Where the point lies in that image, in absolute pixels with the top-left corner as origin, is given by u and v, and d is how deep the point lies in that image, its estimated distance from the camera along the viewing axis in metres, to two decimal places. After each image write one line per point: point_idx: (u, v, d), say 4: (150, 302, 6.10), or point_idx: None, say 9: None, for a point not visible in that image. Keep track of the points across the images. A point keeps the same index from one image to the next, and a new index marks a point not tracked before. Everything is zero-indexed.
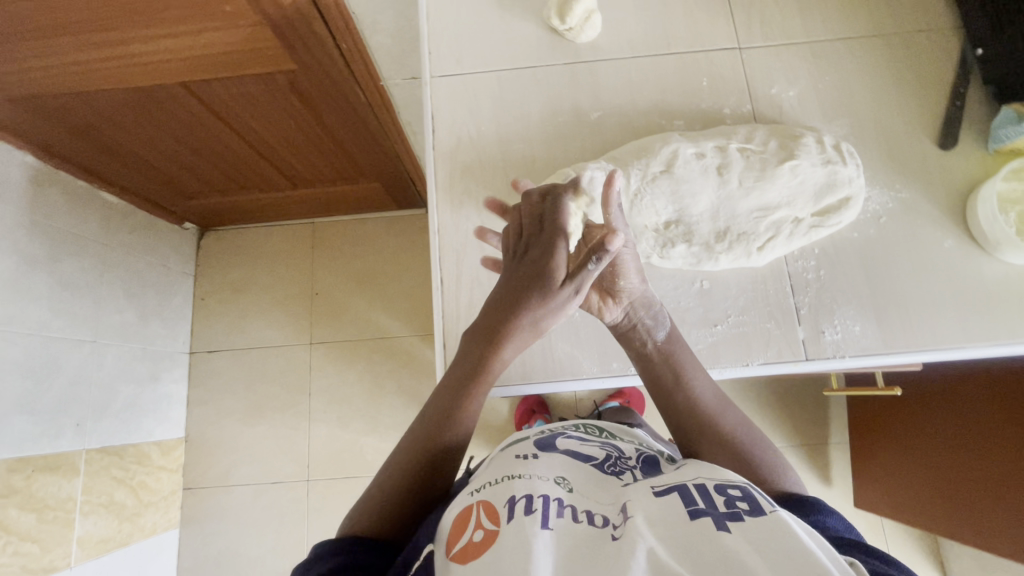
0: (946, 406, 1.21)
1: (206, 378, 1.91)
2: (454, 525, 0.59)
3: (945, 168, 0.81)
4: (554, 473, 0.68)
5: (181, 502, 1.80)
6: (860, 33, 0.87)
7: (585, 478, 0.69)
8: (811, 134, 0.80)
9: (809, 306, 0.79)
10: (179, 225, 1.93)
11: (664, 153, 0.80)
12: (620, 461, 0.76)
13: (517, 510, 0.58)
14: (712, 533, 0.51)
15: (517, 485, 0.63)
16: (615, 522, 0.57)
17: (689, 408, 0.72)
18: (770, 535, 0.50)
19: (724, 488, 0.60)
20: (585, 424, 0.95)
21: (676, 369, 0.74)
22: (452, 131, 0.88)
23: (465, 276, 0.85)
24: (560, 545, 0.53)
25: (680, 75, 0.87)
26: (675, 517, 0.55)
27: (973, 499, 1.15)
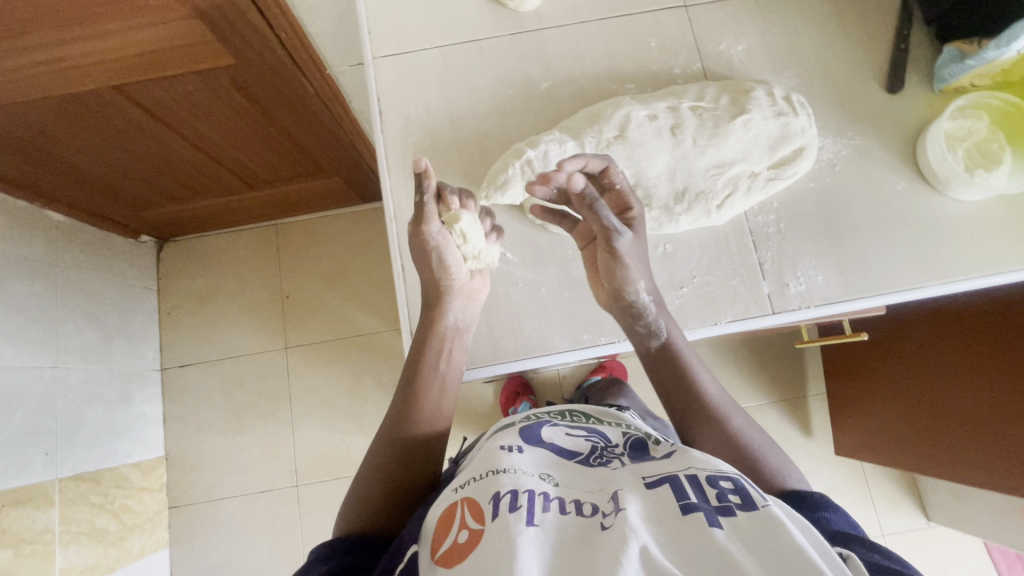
0: (916, 348, 1.23)
1: (182, 393, 1.87)
2: (441, 522, 0.61)
3: (895, 112, 0.81)
4: (542, 469, 0.69)
5: (168, 522, 1.76)
6: None
7: (574, 471, 0.69)
8: (761, 87, 0.79)
9: (770, 260, 0.79)
10: (134, 238, 1.86)
11: (617, 118, 0.79)
12: (607, 451, 0.76)
13: (502, 506, 0.58)
14: (704, 529, 0.53)
15: (502, 481, 0.63)
16: (606, 509, 0.59)
17: (689, 411, 0.75)
18: (761, 534, 0.52)
19: (716, 480, 0.60)
20: (571, 410, 0.94)
21: (678, 372, 0.76)
22: (398, 112, 0.84)
23: None
24: (548, 541, 0.54)
25: (628, 39, 0.85)
26: (667, 510, 0.56)
27: (950, 433, 1.19)
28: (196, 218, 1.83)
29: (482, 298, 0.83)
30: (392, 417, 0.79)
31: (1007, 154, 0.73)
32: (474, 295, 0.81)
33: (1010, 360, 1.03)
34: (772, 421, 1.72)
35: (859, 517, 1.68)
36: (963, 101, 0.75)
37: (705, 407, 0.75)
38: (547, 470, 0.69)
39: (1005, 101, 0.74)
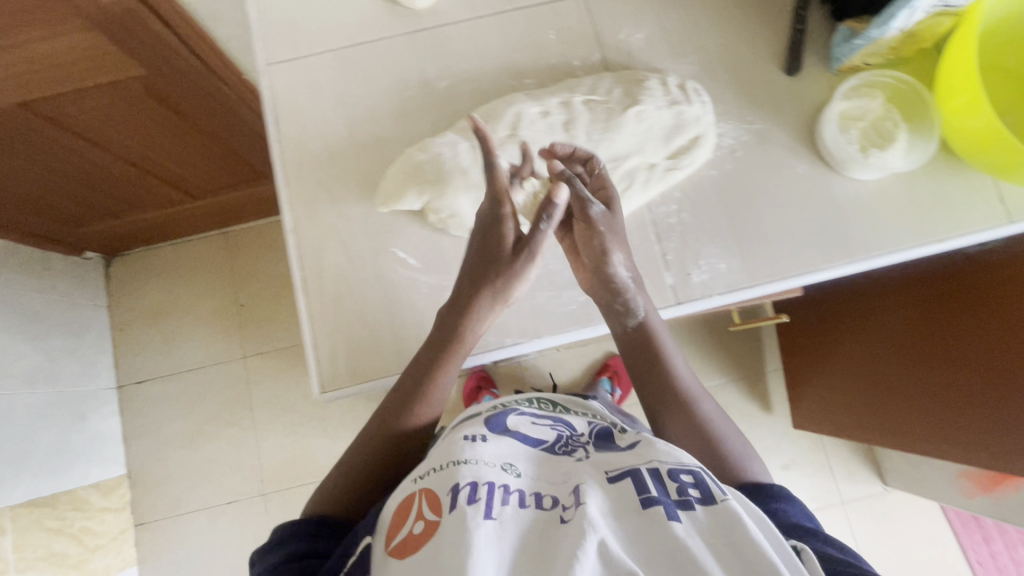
0: (866, 320, 1.18)
1: (143, 410, 1.84)
2: (396, 514, 0.58)
3: (799, 94, 0.75)
4: (504, 455, 0.64)
5: (134, 539, 1.75)
6: None
7: (539, 463, 0.65)
8: (655, 76, 0.72)
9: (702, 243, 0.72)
10: (79, 255, 1.82)
11: (508, 117, 0.70)
12: (573, 439, 0.72)
13: (460, 498, 0.55)
14: (663, 524, 0.52)
15: (462, 472, 0.58)
16: (566, 502, 0.57)
17: (660, 398, 0.70)
18: (717, 530, 0.51)
19: (677, 472, 0.58)
20: (539, 398, 0.85)
21: (651, 356, 0.69)
22: (280, 110, 0.75)
23: (329, 274, 0.70)
24: (503, 536, 0.52)
25: (528, 31, 0.76)
26: (628, 504, 0.55)
27: (894, 406, 1.16)
28: (140, 231, 1.79)
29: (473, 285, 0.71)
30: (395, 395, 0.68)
31: (901, 131, 0.71)
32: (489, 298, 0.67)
33: (949, 326, 1.01)
34: (731, 399, 1.75)
35: (818, 485, 1.72)
36: (851, 83, 0.73)
37: (677, 392, 0.69)
38: (511, 457, 0.64)
39: (897, 79, 0.73)
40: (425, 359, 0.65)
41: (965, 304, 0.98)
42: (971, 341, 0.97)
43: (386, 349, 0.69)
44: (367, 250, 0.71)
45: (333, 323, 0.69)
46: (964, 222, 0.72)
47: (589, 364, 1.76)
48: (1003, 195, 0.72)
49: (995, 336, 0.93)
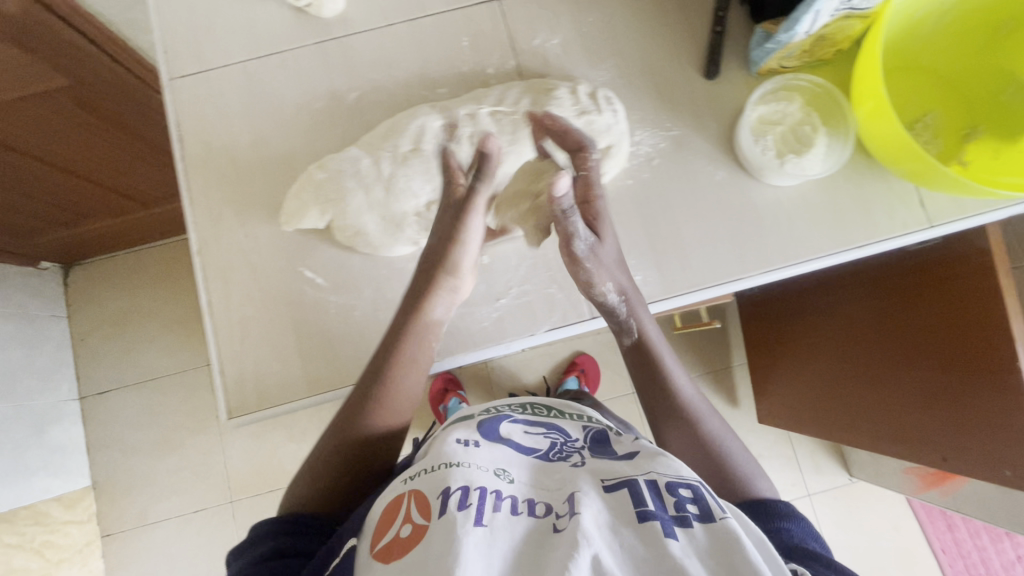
0: (830, 313, 1.13)
1: (109, 423, 1.80)
2: (382, 521, 0.52)
3: (717, 100, 0.73)
4: (499, 462, 0.58)
5: (101, 551, 1.73)
6: None
7: (532, 471, 0.58)
8: (565, 85, 0.69)
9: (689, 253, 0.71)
10: (35, 265, 1.74)
11: (412, 130, 0.66)
12: (566, 445, 0.64)
13: (450, 504, 0.49)
14: (657, 542, 0.46)
15: (453, 476, 0.53)
16: (560, 510, 0.50)
17: (665, 412, 0.68)
18: (714, 549, 0.45)
19: (675, 485, 0.52)
20: (531, 401, 0.78)
21: (653, 368, 0.68)
22: (184, 128, 0.72)
23: (235, 292, 0.69)
24: (492, 539, 0.46)
25: (440, 38, 0.74)
26: (624, 516, 0.49)
27: (874, 401, 1.07)
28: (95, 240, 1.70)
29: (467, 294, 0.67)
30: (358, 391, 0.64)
31: (820, 135, 0.69)
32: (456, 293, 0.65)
33: (920, 325, 0.95)
34: None
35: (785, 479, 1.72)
36: (766, 87, 0.71)
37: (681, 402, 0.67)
38: (506, 463, 0.58)
39: (814, 82, 0.71)
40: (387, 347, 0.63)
41: (937, 305, 0.91)
42: (941, 345, 0.92)
43: (294, 371, 0.67)
44: (276, 271, 0.69)
45: (239, 345, 0.68)
46: (887, 227, 0.71)
47: (556, 362, 1.59)
48: (925, 200, 0.71)
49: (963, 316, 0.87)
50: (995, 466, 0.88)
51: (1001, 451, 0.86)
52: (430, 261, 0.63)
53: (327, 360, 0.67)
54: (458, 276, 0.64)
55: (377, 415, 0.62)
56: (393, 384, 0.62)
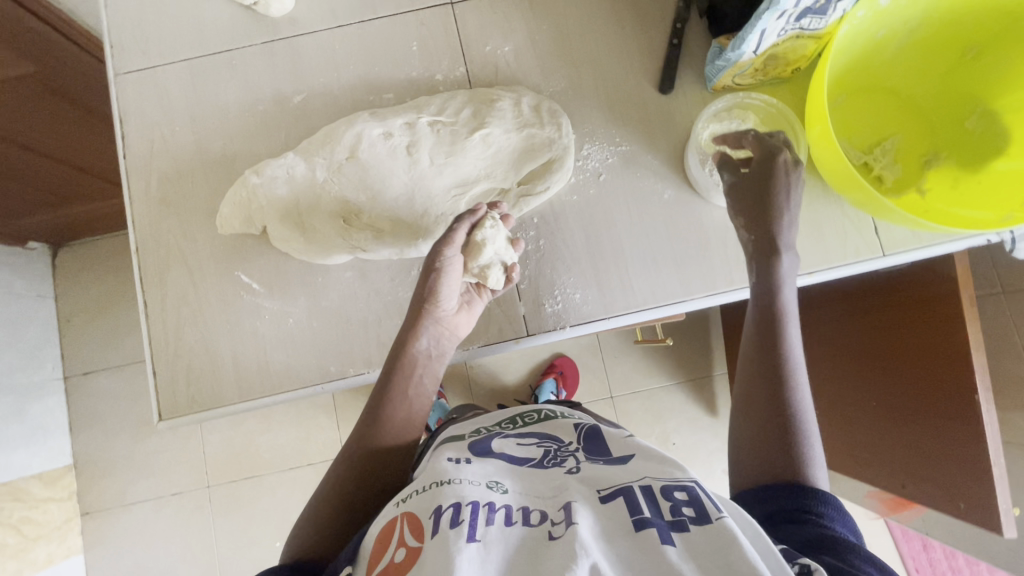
0: (810, 339, 1.08)
1: (86, 406, 1.57)
2: (377, 551, 0.42)
3: (668, 117, 0.71)
4: (492, 473, 0.48)
5: (82, 528, 1.53)
6: None
7: (525, 477, 0.48)
8: (509, 96, 0.68)
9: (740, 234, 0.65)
10: (22, 245, 1.48)
11: (347, 139, 0.65)
12: (561, 449, 0.53)
13: (441, 522, 0.40)
14: (656, 553, 0.36)
15: (444, 493, 0.43)
16: (555, 519, 0.40)
17: (769, 359, 0.57)
18: (720, 556, 0.35)
19: (668, 489, 0.43)
20: (525, 409, 0.68)
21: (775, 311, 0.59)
22: (128, 125, 0.72)
23: (171, 293, 0.68)
24: (495, 568, 0.36)
25: (390, 42, 0.72)
26: (615, 526, 0.39)
27: (850, 433, 1.02)
28: (77, 223, 1.47)
29: (461, 335, 0.65)
30: (367, 416, 0.61)
31: None
32: (454, 328, 0.63)
33: (891, 345, 0.89)
34: None
35: None
36: (720, 105, 0.69)
37: (779, 363, 0.57)
38: (500, 474, 0.48)
39: (767, 102, 0.69)
40: (387, 377, 0.61)
41: (908, 327, 0.85)
42: (909, 368, 0.86)
43: (226, 372, 0.67)
44: (214, 274, 0.69)
45: (173, 348, 0.67)
46: (837, 254, 0.69)
47: (534, 362, 1.46)
48: (879, 230, 0.69)
49: (914, 347, 0.85)
50: (949, 498, 0.83)
51: (959, 484, 0.81)
52: (419, 299, 0.60)
53: (260, 365, 0.67)
54: (442, 306, 0.61)
55: (386, 434, 0.60)
56: (402, 403, 0.61)
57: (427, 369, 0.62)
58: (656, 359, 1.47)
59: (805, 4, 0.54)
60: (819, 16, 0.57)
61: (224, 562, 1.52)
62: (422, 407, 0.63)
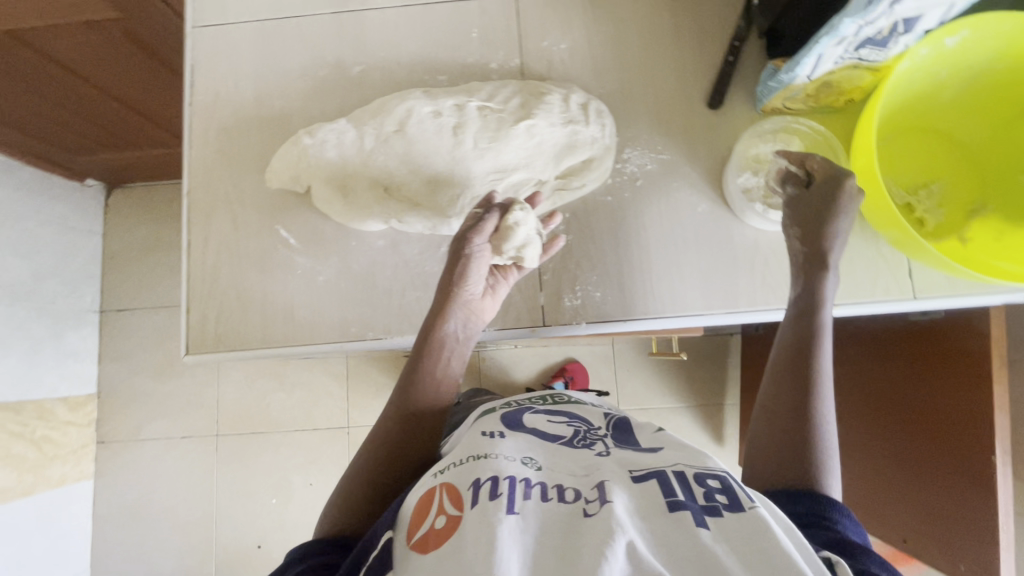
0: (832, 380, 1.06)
1: (116, 341, 1.64)
2: (416, 513, 0.44)
3: (714, 133, 0.71)
4: (525, 449, 0.49)
5: (96, 455, 1.60)
6: None
7: (559, 455, 0.49)
8: (559, 91, 0.69)
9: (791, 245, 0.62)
10: (80, 181, 1.56)
11: (398, 112, 0.67)
12: (590, 432, 0.54)
13: (481, 495, 0.41)
14: (690, 533, 0.37)
15: (481, 467, 0.44)
16: (588, 497, 0.41)
17: (799, 379, 0.56)
18: (753, 542, 0.36)
19: (701, 477, 0.43)
20: (556, 392, 0.72)
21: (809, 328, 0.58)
22: (197, 75, 0.76)
23: (213, 237, 0.72)
24: (532, 540, 0.37)
25: (451, 26, 0.75)
26: (647, 505, 0.40)
27: (852, 478, 1.00)
28: (133, 167, 1.54)
29: (486, 319, 0.66)
30: (395, 400, 0.61)
31: None
32: (481, 310, 0.64)
33: (914, 397, 0.87)
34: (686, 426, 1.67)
35: None
36: (767, 127, 0.69)
37: (810, 381, 0.55)
38: (532, 450, 0.49)
39: (814, 129, 0.68)
40: (415, 360, 0.61)
41: (934, 380, 0.83)
42: (927, 423, 0.84)
43: (254, 319, 0.70)
44: (256, 225, 0.72)
45: (208, 288, 0.71)
46: (865, 290, 0.68)
47: (546, 361, 1.47)
48: (914, 272, 0.68)
49: (931, 399, 0.83)
50: (949, 558, 0.81)
51: (959, 546, 0.79)
52: (447, 282, 0.62)
53: (286, 316, 0.70)
54: (470, 288, 0.62)
55: (416, 418, 0.60)
56: (431, 385, 0.61)
57: (455, 352, 0.63)
58: (669, 377, 1.46)
59: (865, 34, 0.54)
60: (879, 49, 0.57)
61: (221, 509, 1.58)
62: (450, 388, 0.63)
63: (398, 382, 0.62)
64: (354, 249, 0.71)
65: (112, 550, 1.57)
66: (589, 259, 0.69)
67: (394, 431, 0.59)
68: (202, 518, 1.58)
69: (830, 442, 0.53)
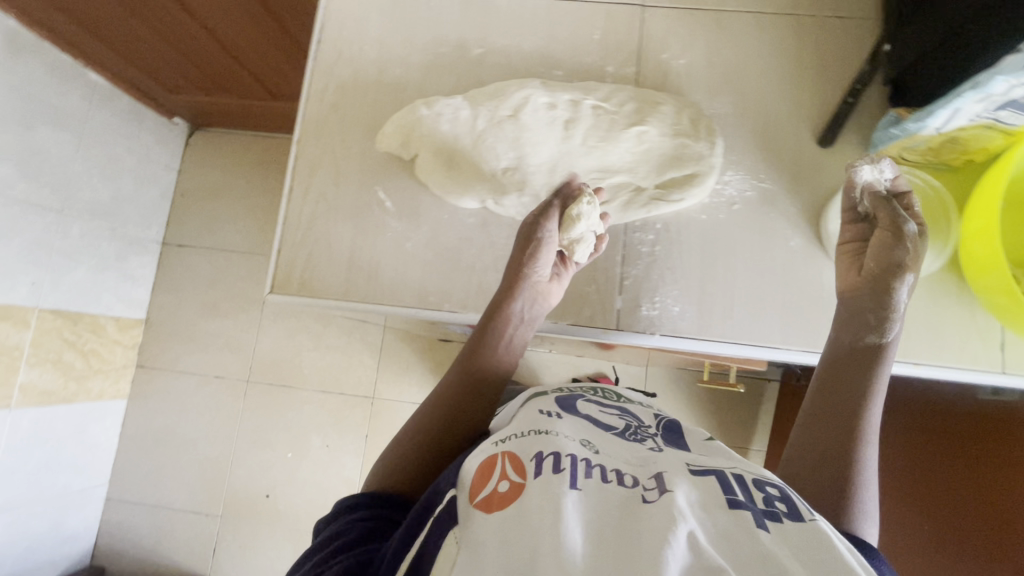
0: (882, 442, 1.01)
1: (172, 274, 1.70)
2: (476, 474, 0.44)
3: (819, 170, 0.71)
4: (582, 432, 0.51)
5: (133, 377, 1.66)
6: (774, 10, 0.75)
7: (613, 442, 0.50)
8: (674, 103, 0.70)
9: (870, 270, 0.58)
10: (168, 118, 1.63)
11: (516, 98, 0.69)
12: (640, 429, 0.56)
13: (545, 466, 0.42)
14: (751, 532, 0.36)
15: (545, 442, 0.46)
16: (646, 484, 0.42)
17: (849, 415, 0.54)
18: (815, 548, 0.36)
19: (760, 483, 0.43)
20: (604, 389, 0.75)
21: (869, 371, 0.56)
22: (326, 32, 0.79)
23: (315, 187, 0.75)
24: (592, 513, 0.38)
25: (574, 25, 0.77)
26: (705, 500, 0.40)
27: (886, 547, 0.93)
28: (221, 113, 1.59)
29: (549, 303, 0.66)
30: (453, 371, 0.62)
31: None
32: (546, 295, 0.65)
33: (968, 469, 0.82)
34: None
35: None
36: None
37: (863, 420, 0.53)
38: (588, 435, 0.51)
39: (928, 183, 0.67)
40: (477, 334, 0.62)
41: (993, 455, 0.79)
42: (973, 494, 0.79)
43: (338, 271, 0.73)
44: (356, 183, 0.75)
45: (300, 235, 0.74)
46: (950, 354, 0.66)
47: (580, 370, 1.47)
48: (1006, 345, 0.65)
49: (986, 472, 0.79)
50: None
51: None
52: (518, 262, 0.63)
53: (370, 275, 0.72)
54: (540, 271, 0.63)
55: (473, 394, 0.60)
56: (489, 361, 0.61)
57: (518, 332, 0.64)
58: (701, 410, 1.44)
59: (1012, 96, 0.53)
60: (1019, 113, 0.56)
61: (238, 453, 1.61)
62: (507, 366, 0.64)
63: (457, 357, 0.63)
64: (445, 222, 0.73)
65: (132, 470, 1.63)
66: (671, 272, 0.70)
67: (451, 402, 0.59)
68: (218, 458, 1.62)
69: (869, 484, 0.51)
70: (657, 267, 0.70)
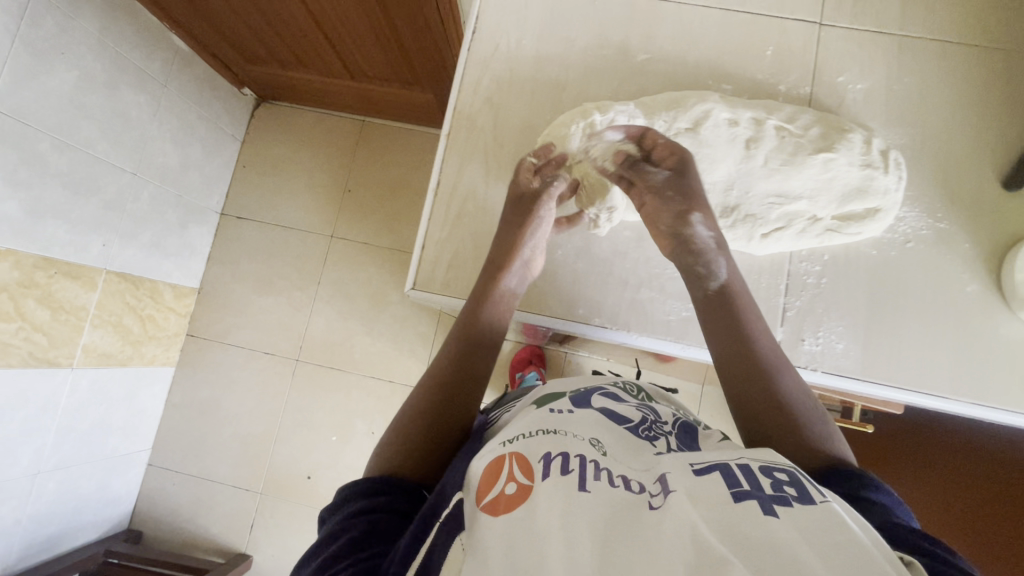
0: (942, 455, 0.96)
1: (228, 244, 1.66)
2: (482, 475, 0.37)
3: (1000, 214, 0.67)
4: (590, 426, 0.42)
5: (182, 346, 1.62)
6: (958, 39, 0.71)
7: (618, 437, 0.42)
8: (860, 132, 0.66)
9: (666, 223, 0.58)
10: (238, 88, 1.60)
11: (695, 111, 0.66)
12: (656, 423, 0.47)
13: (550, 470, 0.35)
14: (757, 521, 0.29)
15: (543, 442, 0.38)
16: (652, 490, 0.34)
17: (737, 367, 0.50)
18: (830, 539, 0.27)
19: (767, 467, 0.35)
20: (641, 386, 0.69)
21: (733, 316, 0.53)
22: (482, 22, 0.76)
23: (461, 184, 0.72)
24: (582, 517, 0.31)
25: (747, 37, 0.73)
26: (703, 493, 0.32)
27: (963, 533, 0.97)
28: (297, 88, 1.55)
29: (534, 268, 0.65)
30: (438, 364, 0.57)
31: None
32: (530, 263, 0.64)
33: None
34: None
35: None
36: None
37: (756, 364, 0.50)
38: (598, 429, 0.42)
39: None
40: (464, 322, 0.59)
41: None
42: None
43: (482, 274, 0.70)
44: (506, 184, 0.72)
45: (447, 232, 0.72)
46: None
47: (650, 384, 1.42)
48: None
49: None
50: None
51: None
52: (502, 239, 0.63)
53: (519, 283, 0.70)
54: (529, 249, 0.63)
55: (460, 375, 0.55)
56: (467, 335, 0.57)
57: (507, 301, 0.62)
58: None
59: None
60: None
61: (282, 433, 1.57)
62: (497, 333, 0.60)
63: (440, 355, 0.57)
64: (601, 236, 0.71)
65: (176, 441, 1.60)
66: (833, 306, 0.67)
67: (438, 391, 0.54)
68: (263, 437, 1.57)
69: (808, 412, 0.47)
70: (824, 301, 0.67)
